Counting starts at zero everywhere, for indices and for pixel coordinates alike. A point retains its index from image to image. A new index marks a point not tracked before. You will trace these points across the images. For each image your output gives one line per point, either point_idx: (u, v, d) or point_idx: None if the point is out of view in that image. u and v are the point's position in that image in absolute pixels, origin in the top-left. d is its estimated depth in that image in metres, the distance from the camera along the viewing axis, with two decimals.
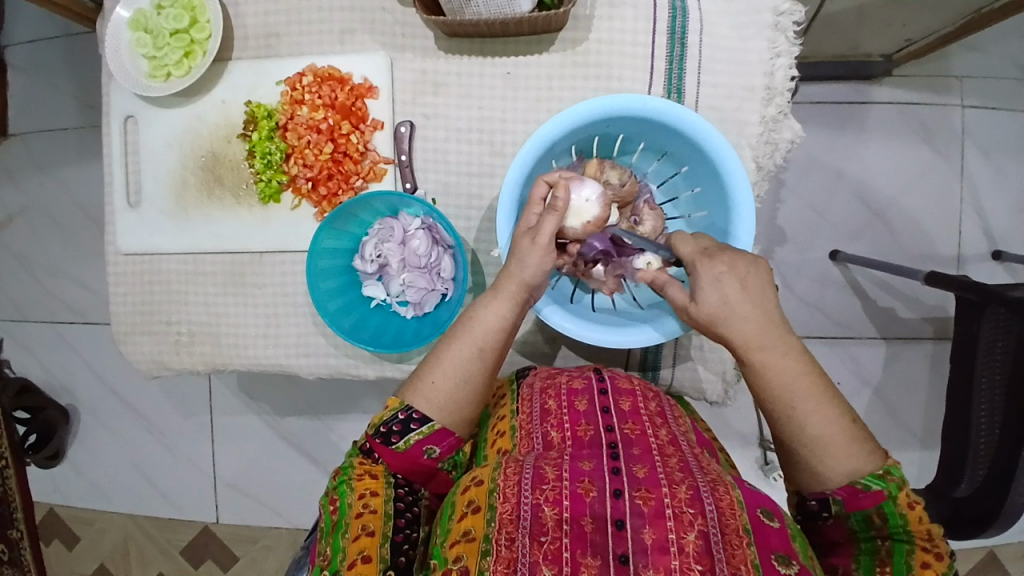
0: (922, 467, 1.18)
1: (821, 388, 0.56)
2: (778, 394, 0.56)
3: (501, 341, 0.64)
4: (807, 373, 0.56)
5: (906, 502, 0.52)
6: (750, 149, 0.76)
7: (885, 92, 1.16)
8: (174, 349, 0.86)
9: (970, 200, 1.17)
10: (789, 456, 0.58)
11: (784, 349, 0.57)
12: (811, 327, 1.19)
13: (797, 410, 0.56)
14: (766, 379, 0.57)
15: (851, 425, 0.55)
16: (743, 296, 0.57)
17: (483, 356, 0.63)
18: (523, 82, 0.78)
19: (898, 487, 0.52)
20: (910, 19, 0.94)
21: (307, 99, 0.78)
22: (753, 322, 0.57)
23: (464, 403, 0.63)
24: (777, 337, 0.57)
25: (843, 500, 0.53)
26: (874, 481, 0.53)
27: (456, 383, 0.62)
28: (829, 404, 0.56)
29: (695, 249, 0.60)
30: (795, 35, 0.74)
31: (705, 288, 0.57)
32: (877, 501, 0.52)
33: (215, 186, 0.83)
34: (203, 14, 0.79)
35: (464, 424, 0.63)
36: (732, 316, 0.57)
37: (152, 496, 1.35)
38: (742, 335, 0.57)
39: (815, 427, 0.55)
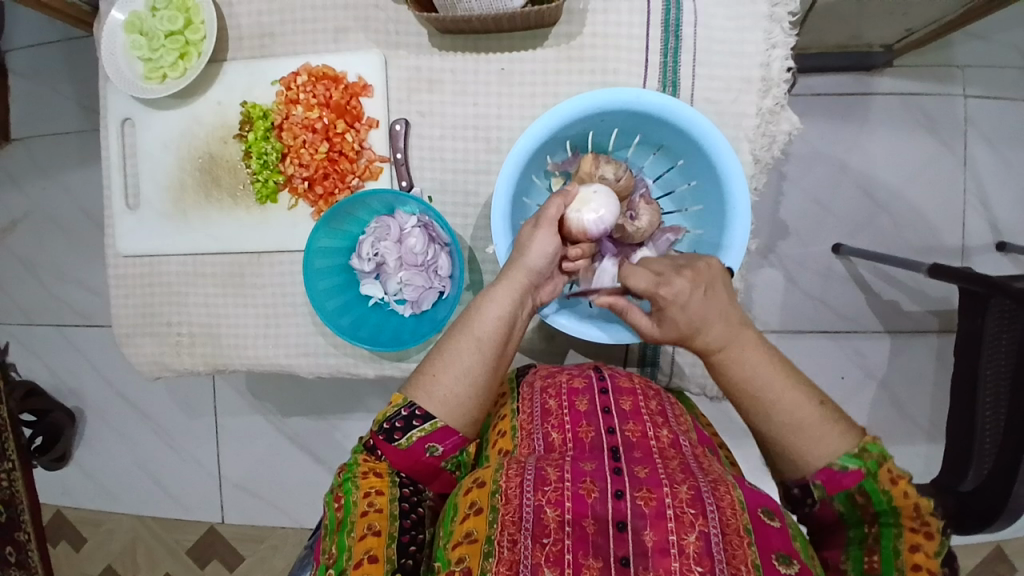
0: (928, 460, 1.18)
1: (785, 375, 0.57)
2: (744, 388, 0.57)
3: (501, 335, 0.63)
4: (766, 362, 0.57)
5: (887, 477, 0.53)
6: (747, 142, 0.75)
7: (887, 82, 1.15)
8: (175, 350, 0.86)
9: (974, 191, 1.16)
10: (767, 446, 0.58)
11: (741, 343, 0.58)
12: (814, 321, 1.18)
13: (765, 400, 0.56)
14: (729, 374, 0.58)
15: (819, 408, 0.56)
16: (704, 319, 0.57)
17: (483, 350, 0.62)
18: (518, 78, 0.77)
19: (877, 464, 0.54)
20: (911, 9, 0.93)
21: (302, 98, 0.78)
22: (717, 330, 0.57)
23: (465, 400, 0.62)
24: (741, 335, 0.58)
25: (823, 483, 0.55)
26: (851, 460, 0.54)
27: (458, 378, 0.61)
28: (795, 390, 0.57)
29: (650, 281, 0.58)
30: (791, 26, 0.73)
31: (672, 317, 0.58)
32: (856, 480, 0.54)
33: (213, 186, 0.84)
34: (198, 14, 0.78)
35: (469, 422, 0.62)
36: (699, 334, 0.58)
37: (159, 497, 1.36)
38: (701, 338, 0.58)
39: (785, 414, 0.56)
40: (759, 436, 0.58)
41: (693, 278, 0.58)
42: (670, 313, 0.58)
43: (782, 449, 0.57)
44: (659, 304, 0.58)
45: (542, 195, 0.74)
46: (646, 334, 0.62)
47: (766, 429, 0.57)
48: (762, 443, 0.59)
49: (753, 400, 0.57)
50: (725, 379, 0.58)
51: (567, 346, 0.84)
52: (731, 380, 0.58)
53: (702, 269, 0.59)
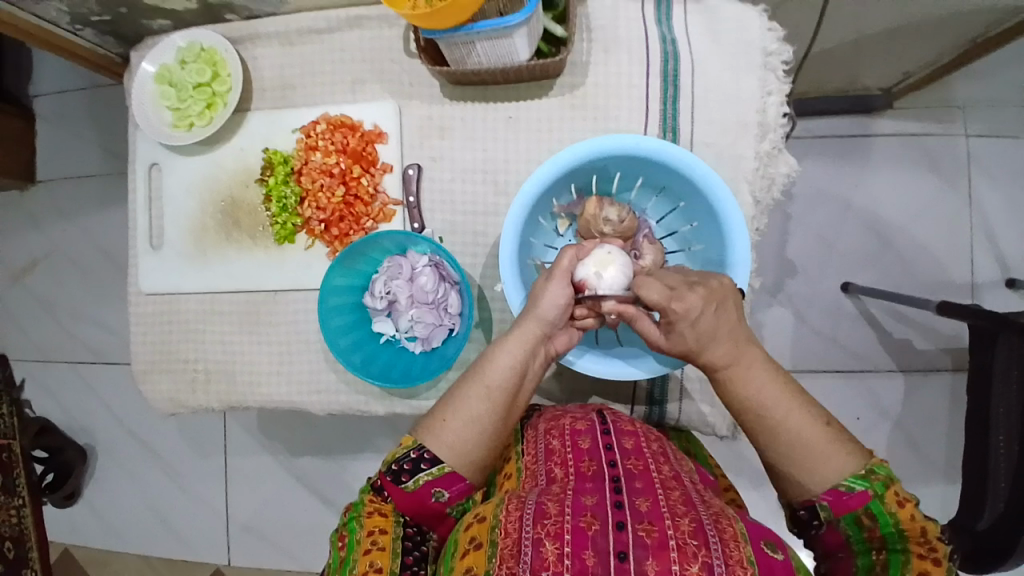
0: (947, 501, 1.16)
1: (792, 394, 0.58)
2: (752, 403, 0.58)
3: (514, 386, 0.64)
4: (774, 381, 0.58)
5: (894, 500, 0.54)
6: (747, 184, 0.78)
7: (886, 124, 1.18)
8: (191, 387, 0.88)
9: (979, 228, 1.18)
10: (773, 468, 0.58)
11: (749, 360, 0.59)
12: (823, 359, 1.18)
13: (774, 419, 0.57)
14: (735, 390, 0.59)
15: (826, 427, 0.57)
16: (716, 330, 0.57)
17: (496, 400, 0.63)
18: (524, 124, 0.81)
19: (884, 486, 0.55)
20: (903, 52, 0.96)
21: (320, 145, 0.82)
22: (724, 346, 0.58)
23: (473, 447, 0.63)
24: (748, 353, 0.59)
25: (830, 504, 0.55)
26: (857, 482, 0.55)
27: (468, 424, 0.63)
28: (801, 409, 0.58)
29: (663, 292, 0.57)
30: (784, 74, 0.77)
31: (683, 330, 0.57)
32: (863, 501, 0.55)
33: (233, 228, 0.87)
34: (224, 67, 0.83)
35: (476, 469, 0.64)
36: (710, 345, 0.58)
37: (167, 537, 1.35)
38: (711, 354, 0.59)
39: (792, 432, 0.57)
40: (765, 457, 0.59)
41: (704, 292, 0.58)
42: (679, 326, 0.57)
43: (790, 469, 0.57)
44: (670, 318, 0.57)
45: (547, 236, 0.77)
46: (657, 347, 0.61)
47: (772, 448, 0.58)
48: (767, 464, 0.59)
49: (758, 417, 0.58)
50: (730, 394, 0.59)
51: (575, 385, 0.85)
52: (736, 396, 0.59)
53: (715, 287, 0.59)
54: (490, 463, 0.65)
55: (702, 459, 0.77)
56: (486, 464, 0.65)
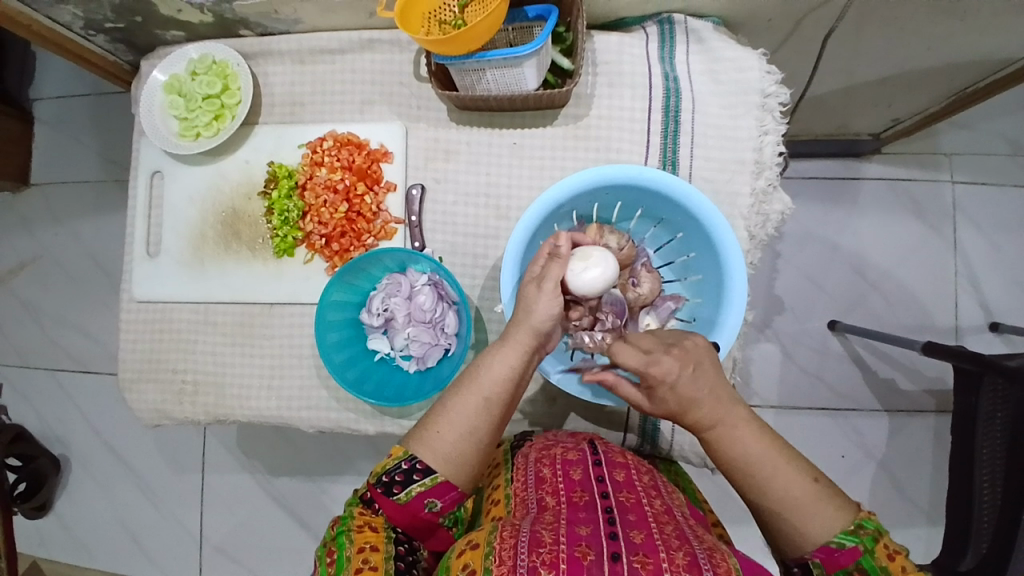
0: (929, 543, 1.16)
1: (780, 454, 0.59)
2: (743, 459, 0.59)
3: (507, 391, 0.64)
4: (758, 440, 0.59)
5: (884, 554, 0.55)
6: (743, 219, 0.80)
7: (875, 168, 1.22)
8: (178, 398, 0.87)
9: (964, 272, 1.21)
10: (765, 522, 0.59)
11: (733, 420, 0.59)
12: (811, 396, 1.20)
13: (761, 478, 0.58)
14: (720, 448, 0.60)
15: (814, 484, 0.58)
16: (708, 380, 0.59)
17: (489, 407, 0.64)
18: (528, 151, 0.83)
19: (873, 540, 0.56)
20: (895, 100, 1.00)
21: (326, 161, 0.83)
22: (709, 401, 0.59)
23: (467, 455, 0.63)
24: (730, 411, 0.60)
25: (822, 561, 0.56)
26: (847, 538, 0.56)
27: (461, 433, 0.63)
28: (789, 466, 0.58)
29: (641, 358, 0.59)
30: (781, 115, 0.79)
31: (663, 394, 0.59)
32: (854, 558, 0.55)
33: (233, 239, 0.87)
34: (235, 81, 0.85)
35: (468, 478, 0.64)
36: (700, 401, 0.59)
37: (138, 555, 1.32)
38: (693, 415, 0.60)
39: (779, 493, 0.57)
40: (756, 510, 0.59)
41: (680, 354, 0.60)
42: (659, 390, 0.60)
43: (780, 527, 0.58)
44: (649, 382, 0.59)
45: None
46: (653, 402, 0.61)
47: (764, 504, 0.58)
48: (759, 521, 0.60)
49: (750, 476, 0.58)
50: (721, 451, 0.60)
51: (568, 410, 0.84)
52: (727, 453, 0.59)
53: (690, 348, 0.61)
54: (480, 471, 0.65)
55: (690, 493, 0.77)
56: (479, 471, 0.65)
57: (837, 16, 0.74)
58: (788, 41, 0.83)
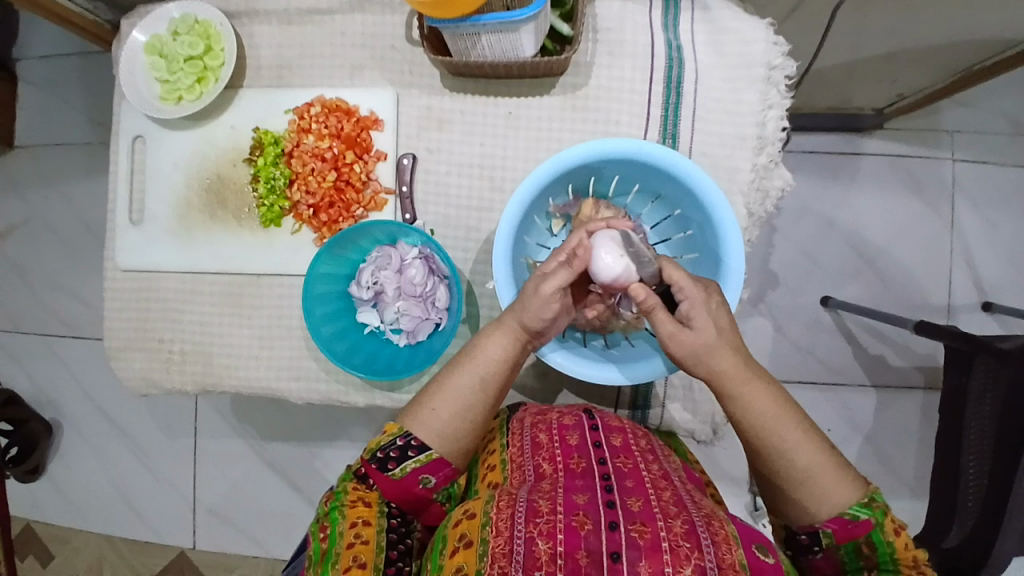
0: (912, 517, 1.18)
1: (803, 421, 0.59)
2: (769, 429, 0.58)
3: (502, 373, 0.65)
4: (785, 405, 0.59)
5: (892, 529, 0.55)
6: (742, 196, 0.78)
7: (878, 144, 1.20)
8: (165, 367, 0.86)
9: (961, 252, 1.20)
10: (776, 489, 0.59)
11: (764, 382, 0.59)
12: (803, 372, 1.20)
13: (786, 443, 0.58)
14: (746, 409, 0.58)
15: (832, 452, 0.58)
16: (730, 327, 0.59)
17: (484, 386, 0.64)
18: (523, 121, 0.80)
19: (884, 514, 0.55)
20: (901, 75, 0.97)
21: (314, 128, 0.81)
22: (730, 350, 0.58)
23: (462, 433, 0.64)
24: (761, 372, 0.59)
25: (834, 532, 0.56)
26: (861, 510, 0.56)
27: (456, 412, 0.63)
28: (811, 435, 0.58)
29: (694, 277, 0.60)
30: (785, 89, 0.77)
31: (700, 313, 0.57)
32: (867, 531, 0.55)
33: (218, 207, 0.85)
34: (218, 42, 0.81)
35: (462, 454, 0.64)
36: (721, 345, 0.58)
37: (131, 519, 1.33)
38: (723, 367, 0.58)
39: (803, 459, 0.57)
40: (770, 479, 0.59)
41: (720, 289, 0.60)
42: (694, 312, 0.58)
43: (796, 495, 0.58)
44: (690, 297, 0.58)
45: (541, 235, 0.76)
46: (673, 341, 0.58)
47: (782, 474, 0.58)
48: (771, 488, 0.60)
49: (774, 444, 0.58)
50: (745, 417, 0.59)
51: (559, 385, 0.84)
52: (748, 418, 0.59)
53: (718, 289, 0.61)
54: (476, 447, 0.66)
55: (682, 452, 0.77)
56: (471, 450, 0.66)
57: None
58: (796, 10, 0.80)
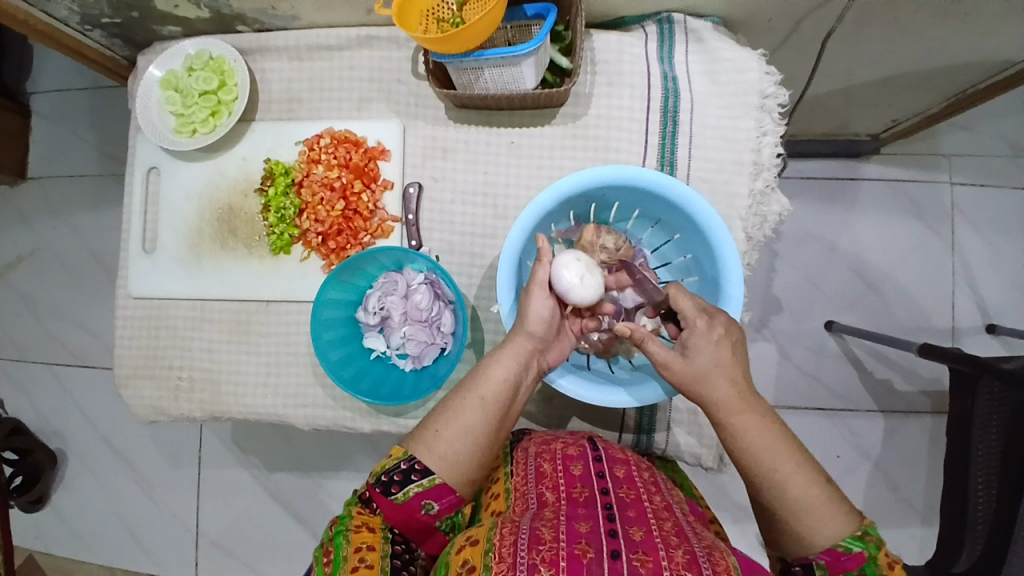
0: (924, 543, 1.16)
1: (797, 452, 0.59)
2: (763, 462, 0.58)
3: (505, 394, 0.64)
4: (780, 437, 0.59)
5: (886, 562, 0.56)
6: (740, 220, 0.79)
7: (875, 168, 1.22)
8: (174, 394, 0.87)
9: (962, 273, 1.21)
10: (770, 519, 0.59)
11: (759, 416, 0.59)
12: (808, 395, 1.20)
13: (780, 475, 0.58)
14: (741, 442, 0.59)
15: (826, 486, 0.58)
16: (732, 359, 0.60)
17: (486, 408, 0.64)
18: (526, 151, 0.82)
19: (878, 548, 0.56)
20: (895, 101, 1.00)
21: (323, 159, 0.83)
22: (731, 390, 0.59)
23: (464, 457, 0.63)
24: (757, 405, 0.59)
25: (827, 564, 0.57)
26: (854, 543, 0.56)
27: (458, 434, 0.63)
28: (805, 469, 0.58)
29: (697, 305, 0.61)
30: (780, 116, 0.79)
31: (699, 345, 0.60)
32: (859, 564, 0.56)
33: (229, 236, 0.87)
34: (231, 77, 0.84)
35: (465, 481, 0.63)
36: (717, 377, 0.59)
37: (135, 549, 1.32)
38: (721, 401, 0.59)
39: (796, 493, 0.57)
40: (762, 508, 0.60)
41: (727, 322, 0.61)
42: (693, 341, 0.60)
43: (789, 525, 0.58)
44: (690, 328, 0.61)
45: None
46: (665, 369, 0.61)
47: (776, 507, 0.58)
48: (765, 517, 0.60)
49: (768, 476, 0.58)
50: (739, 450, 0.59)
51: (564, 410, 0.84)
52: (744, 450, 0.59)
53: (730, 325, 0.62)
54: (481, 474, 0.65)
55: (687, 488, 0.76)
56: (477, 476, 0.65)
57: (837, 17, 0.74)
58: (789, 41, 0.83)
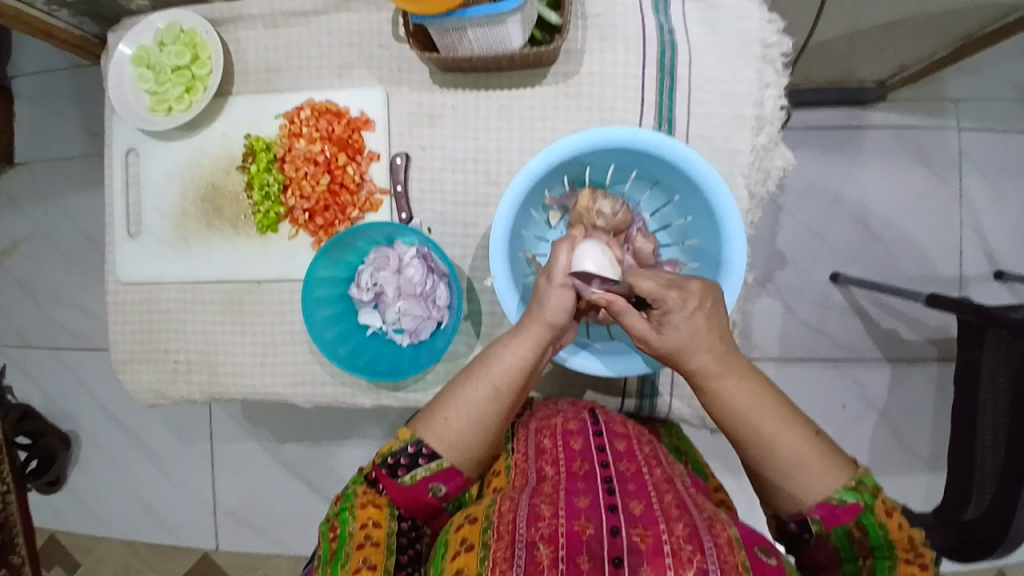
0: (930, 490, 1.17)
1: (784, 408, 0.58)
2: (747, 424, 0.58)
3: (518, 384, 0.63)
4: (764, 394, 0.58)
5: (883, 510, 0.55)
6: (742, 178, 0.76)
7: (882, 115, 1.17)
8: (172, 378, 0.86)
9: (970, 220, 1.17)
10: (761, 478, 0.59)
11: (742, 376, 0.58)
12: (813, 351, 1.18)
13: (766, 432, 0.57)
14: (726, 403, 0.58)
15: (816, 440, 0.57)
16: (708, 328, 0.58)
17: (498, 398, 0.63)
18: (517, 113, 0.79)
19: (873, 496, 0.55)
20: (900, 45, 0.95)
21: (305, 131, 0.80)
22: (707, 355, 0.58)
23: (473, 443, 0.63)
24: (738, 364, 0.59)
25: (822, 518, 0.55)
26: (849, 494, 0.55)
27: (468, 421, 0.62)
28: (792, 424, 0.57)
29: (661, 282, 0.58)
30: (783, 66, 0.75)
31: (676, 322, 0.57)
32: (854, 515, 0.55)
33: (215, 216, 0.84)
34: (204, 50, 0.80)
35: (473, 466, 0.63)
36: (695, 349, 0.57)
37: (152, 525, 1.34)
38: (700, 364, 0.58)
39: (785, 448, 0.57)
40: (753, 468, 0.59)
41: (699, 288, 0.58)
42: (671, 319, 0.57)
43: (780, 482, 0.57)
44: (666, 305, 0.57)
45: (539, 227, 0.76)
46: (647, 345, 0.59)
47: (764, 465, 0.58)
48: (757, 476, 0.59)
49: (751, 436, 0.58)
50: (724, 411, 0.59)
51: (565, 379, 0.83)
52: (725, 413, 0.59)
53: (705, 288, 0.59)
54: (489, 458, 0.65)
55: (694, 462, 0.77)
56: (485, 459, 0.65)
57: None
58: None
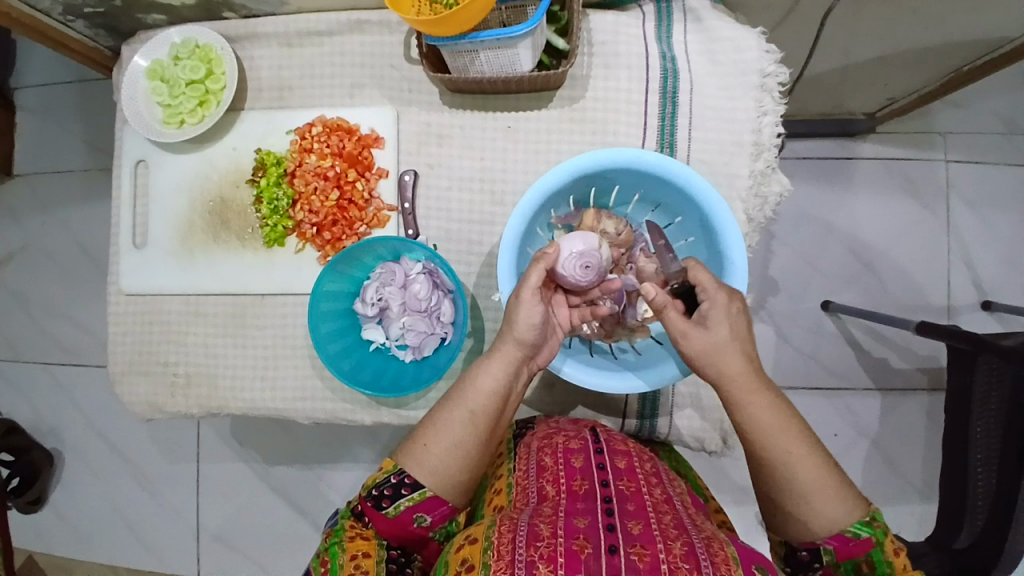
0: (923, 519, 1.17)
1: (807, 436, 0.60)
2: (773, 444, 0.59)
3: (494, 405, 0.63)
4: (788, 419, 0.59)
5: (892, 549, 0.57)
6: (741, 202, 0.79)
7: (873, 147, 1.21)
8: (170, 390, 0.86)
9: (959, 251, 1.20)
10: (777, 502, 0.60)
11: (771, 400, 0.60)
12: (807, 377, 1.20)
13: (792, 458, 0.58)
14: (754, 422, 0.59)
15: (835, 472, 0.59)
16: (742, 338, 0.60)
17: (474, 421, 0.63)
18: (523, 135, 0.81)
19: (884, 534, 0.57)
20: (891, 78, 0.99)
21: (315, 148, 0.81)
22: (740, 366, 0.60)
23: (455, 469, 0.63)
24: (767, 387, 0.60)
25: (834, 549, 0.58)
26: (863, 528, 0.58)
27: (448, 448, 0.63)
28: (813, 455, 0.59)
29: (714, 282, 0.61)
30: (780, 95, 0.78)
31: (718, 320, 0.60)
32: (865, 549, 0.57)
33: (221, 229, 0.85)
34: (220, 66, 0.82)
35: (457, 493, 0.63)
36: (730, 353, 0.59)
37: (135, 546, 1.31)
38: (733, 378, 0.59)
39: (807, 476, 0.58)
40: (767, 491, 0.60)
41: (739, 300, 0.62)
42: (711, 316, 0.60)
43: (796, 509, 0.59)
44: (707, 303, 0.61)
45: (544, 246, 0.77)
46: (684, 338, 0.60)
47: (780, 487, 0.59)
48: (769, 500, 0.61)
49: (777, 460, 0.59)
50: (749, 429, 0.60)
51: (566, 397, 0.84)
52: (751, 429, 0.60)
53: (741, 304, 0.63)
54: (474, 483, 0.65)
55: (692, 481, 0.76)
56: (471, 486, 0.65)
57: None
58: (787, 18, 0.81)
